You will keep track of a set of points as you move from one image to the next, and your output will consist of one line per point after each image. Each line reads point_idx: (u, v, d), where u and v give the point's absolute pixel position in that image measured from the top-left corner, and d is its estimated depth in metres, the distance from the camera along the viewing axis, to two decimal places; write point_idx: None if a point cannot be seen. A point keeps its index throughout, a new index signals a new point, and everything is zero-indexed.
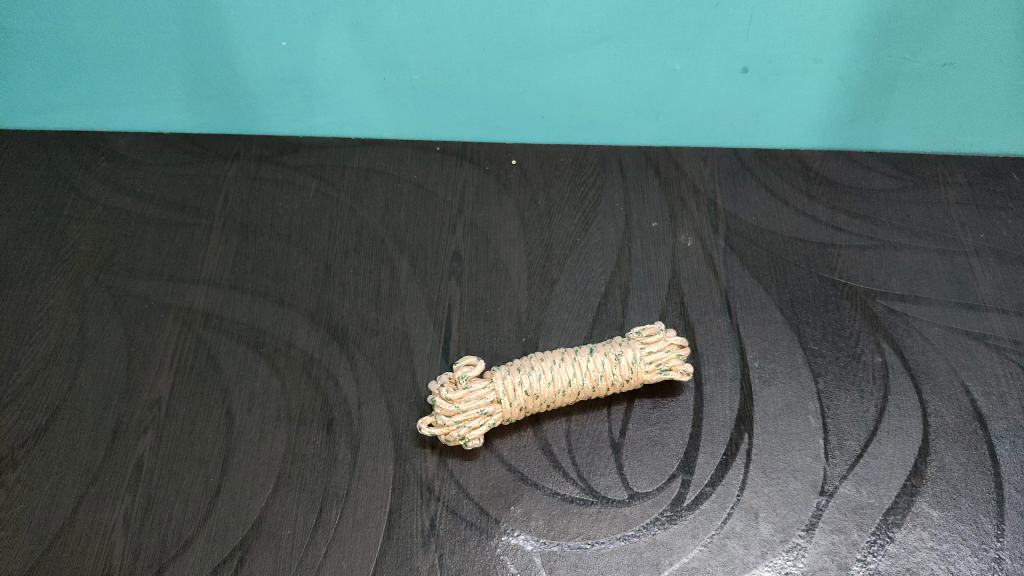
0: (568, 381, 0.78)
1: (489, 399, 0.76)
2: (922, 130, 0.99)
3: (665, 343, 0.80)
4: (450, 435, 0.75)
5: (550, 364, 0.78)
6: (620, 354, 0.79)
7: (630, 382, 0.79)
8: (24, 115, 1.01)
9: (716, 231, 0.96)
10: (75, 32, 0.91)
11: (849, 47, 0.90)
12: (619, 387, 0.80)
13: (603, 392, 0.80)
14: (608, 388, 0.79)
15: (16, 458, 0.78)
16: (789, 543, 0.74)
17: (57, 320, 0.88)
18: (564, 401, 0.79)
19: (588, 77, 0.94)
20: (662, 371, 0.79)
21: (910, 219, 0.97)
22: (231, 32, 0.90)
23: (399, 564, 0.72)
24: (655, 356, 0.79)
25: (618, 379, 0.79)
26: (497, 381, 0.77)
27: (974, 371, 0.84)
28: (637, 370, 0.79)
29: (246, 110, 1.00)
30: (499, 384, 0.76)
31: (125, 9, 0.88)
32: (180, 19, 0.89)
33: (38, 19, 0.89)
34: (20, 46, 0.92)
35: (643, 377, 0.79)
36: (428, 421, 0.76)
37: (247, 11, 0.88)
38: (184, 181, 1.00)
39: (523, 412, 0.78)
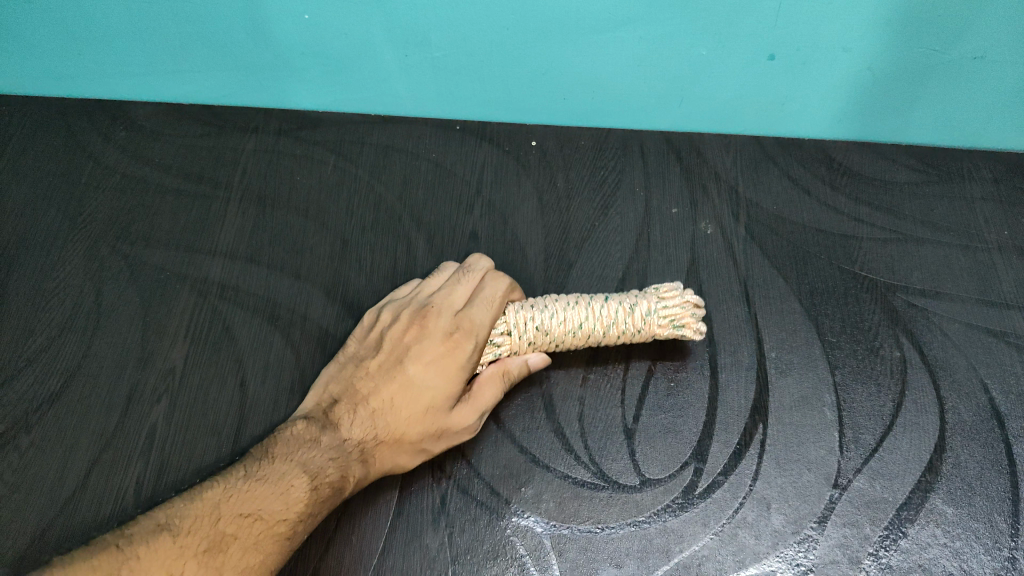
0: (579, 323, 0.80)
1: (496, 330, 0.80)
2: (950, 125, 0.97)
3: (681, 300, 0.80)
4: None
5: (564, 306, 0.81)
6: (634, 305, 0.80)
7: (642, 333, 0.80)
8: (41, 84, 1.00)
9: (737, 219, 0.95)
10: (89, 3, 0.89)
11: (880, 37, 0.86)
12: (632, 338, 0.81)
13: (614, 340, 0.81)
14: (619, 337, 0.81)
15: (29, 423, 0.78)
16: (801, 535, 0.73)
17: (73, 287, 0.88)
18: (573, 344, 0.81)
19: (612, 60, 0.92)
20: (673, 326, 0.80)
21: (933, 213, 0.96)
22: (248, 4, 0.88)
23: (409, 540, 0.72)
24: (669, 310, 0.80)
25: (629, 328, 0.80)
26: (510, 315, 0.80)
27: (993, 369, 0.84)
28: (650, 323, 0.80)
29: (265, 83, 0.98)
30: (511, 317, 0.80)
31: None
32: None
33: None
34: (34, 17, 0.90)
35: (655, 330, 0.80)
36: (527, 362, 0.80)
37: None
38: (203, 151, 0.99)
39: (534, 349, 0.81)
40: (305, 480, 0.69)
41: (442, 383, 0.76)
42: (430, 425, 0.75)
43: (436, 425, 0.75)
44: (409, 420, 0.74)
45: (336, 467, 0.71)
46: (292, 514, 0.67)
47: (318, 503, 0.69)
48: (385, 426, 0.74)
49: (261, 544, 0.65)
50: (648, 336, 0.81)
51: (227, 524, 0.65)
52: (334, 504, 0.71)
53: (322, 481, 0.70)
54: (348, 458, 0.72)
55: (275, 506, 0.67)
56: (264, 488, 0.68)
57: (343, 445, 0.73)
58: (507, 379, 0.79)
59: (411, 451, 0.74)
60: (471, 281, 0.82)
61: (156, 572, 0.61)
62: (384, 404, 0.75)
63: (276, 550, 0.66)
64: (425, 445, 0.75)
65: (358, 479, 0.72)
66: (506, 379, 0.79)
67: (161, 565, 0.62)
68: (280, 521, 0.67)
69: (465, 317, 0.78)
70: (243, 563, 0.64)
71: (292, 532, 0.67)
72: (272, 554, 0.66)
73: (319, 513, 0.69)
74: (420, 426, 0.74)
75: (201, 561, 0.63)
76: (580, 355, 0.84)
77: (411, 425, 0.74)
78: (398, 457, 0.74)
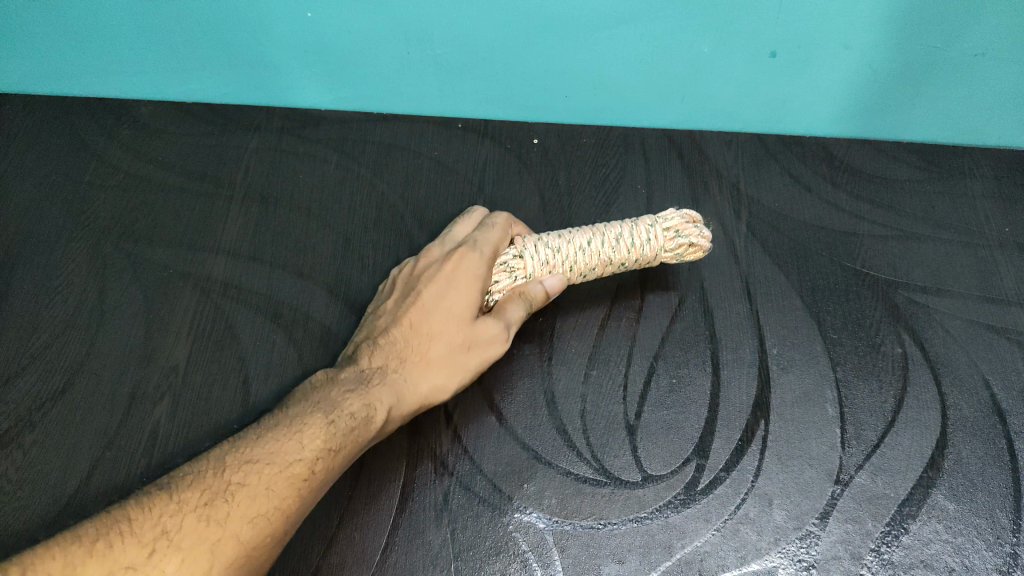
0: (589, 242, 0.83)
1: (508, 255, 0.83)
2: (952, 123, 0.97)
3: (679, 215, 0.85)
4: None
5: (569, 232, 0.84)
6: (636, 223, 0.85)
7: (650, 246, 0.84)
8: (45, 82, 1.01)
9: (738, 217, 0.95)
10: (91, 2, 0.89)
11: (880, 33, 0.87)
12: (642, 252, 0.84)
13: (624, 256, 0.84)
14: (629, 250, 0.84)
15: (33, 420, 0.78)
16: (802, 531, 0.73)
17: (77, 285, 0.88)
18: (588, 265, 0.83)
19: (613, 56, 0.92)
20: (675, 233, 0.84)
21: (934, 210, 0.96)
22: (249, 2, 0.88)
23: (412, 536, 0.72)
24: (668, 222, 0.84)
25: (638, 241, 0.83)
26: (519, 243, 0.84)
27: (994, 365, 0.84)
28: (655, 234, 0.84)
29: (268, 82, 0.98)
30: (521, 244, 0.83)
31: None
32: None
33: None
34: (37, 16, 0.91)
35: (662, 243, 0.84)
36: (544, 281, 0.82)
37: None
38: (205, 150, 1.00)
39: (550, 272, 0.83)
40: (322, 415, 0.68)
41: (460, 304, 0.77)
42: (455, 336, 0.76)
43: (461, 335, 0.76)
44: (432, 335, 0.76)
45: (360, 398, 0.71)
46: (307, 454, 0.65)
47: (347, 433, 0.68)
48: (410, 347, 0.76)
49: (273, 489, 0.63)
50: (655, 247, 0.84)
51: (232, 474, 0.63)
52: (362, 435, 0.69)
53: (343, 412, 0.69)
54: (373, 388, 0.72)
55: (287, 448, 0.65)
56: (273, 434, 0.66)
57: (366, 373, 0.73)
58: (529, 296, 0.81)
59: (441, 367, 0.75)
60: (468, 223, 0.86)
61: (150, 529, 0.59)
62: (405, 330, 0.77)
63: (293, 494, 0.63)
64: (456, 358, 0.75)
65: (390, 402, 0.72)
66: (518, 292, 0.81)
67: (155, 525, 0.59)
68: (293, 463, 0.64)
69: (466, 246, 0.81)
70: (250, 513, 0.61)
71: (309, 472, 0.65)
72: (287, 499, 0.63)
73: (347, 445, 0.68)
74: (444, 339, 0.76)
75: (201, 514, 0.60)
76: (582, 352, 0.84)
77: (435, 342, 0.76)
78: (430, 378, 0.74)
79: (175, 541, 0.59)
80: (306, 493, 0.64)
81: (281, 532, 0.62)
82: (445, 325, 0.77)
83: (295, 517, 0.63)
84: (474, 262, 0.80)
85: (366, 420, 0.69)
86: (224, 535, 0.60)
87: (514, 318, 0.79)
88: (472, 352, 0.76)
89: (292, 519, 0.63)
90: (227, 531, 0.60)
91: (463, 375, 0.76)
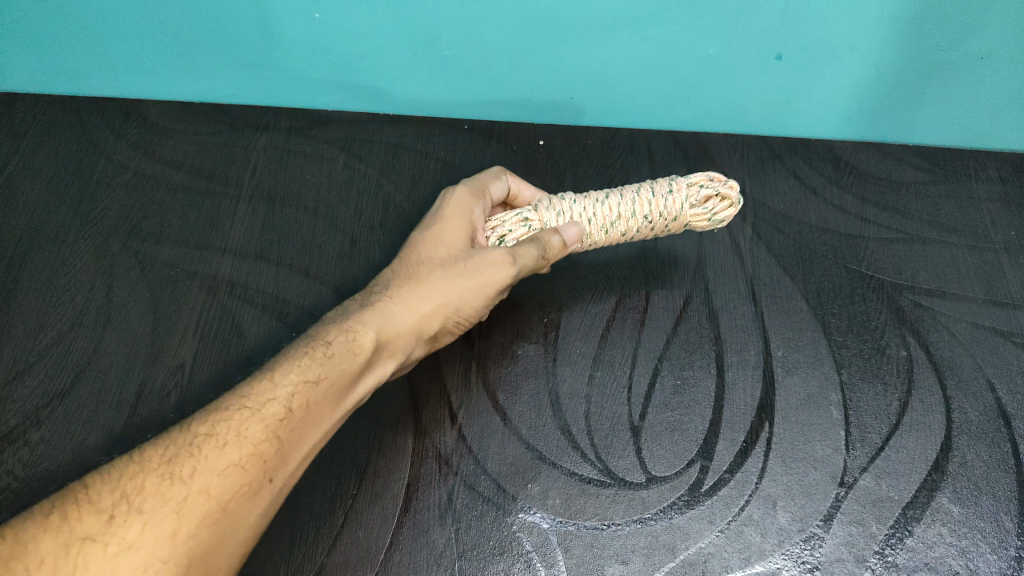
0: (605, 198, 0.80)
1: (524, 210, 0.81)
2: (958, 126, 0.97)
3: (706, 176, 0.80)
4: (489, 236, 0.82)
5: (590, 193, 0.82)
6: (659, 181, 0.81)
7: (671, 198, 0.79)
8: (54, 83, 1.01)
9: (744, 219, 0.95)
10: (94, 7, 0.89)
11: (887, 37, 0.86)
12: (662, 204, 0.79)
13: (646, 210, 0.79)
14: (650, 204, 0.79)
15: (41, 417, 0.79)
16: (806, 533, 0.73)
17: (84, 284, 0.89)
18: (606, 219, 0.80)
19: (619, 58, 0.91)
20: (700, 187, 0.80)
21: (940, 213, 0.96)
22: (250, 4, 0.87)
23: (416, 536, 0.72)
24: (693, 177, 0.80)
25: (657, 194, 0.79)
26: (537, 204, 0.82)
27: (999, 368, 0.84)
28: (677, 186, 0.79)
29: (274, 82, 0.98)
30: (538, 204, 0.81)
31: None
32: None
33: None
34: (41, 21, 0.90)
35: (682, 194, 0.79)
36: (559, 229, 0.78)
37: None
38: (213, 150, 1.00)
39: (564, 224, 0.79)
40: (296, 347, 0.64)
41: (447, 235, 0.77)
42: (445, 261, 0.74)
43: (453, 260, 0.74)
44: (420, 263, 0.74)
45: (338, 327, 0.66)
46: (281, 392, 0.61)
47: (330, 359, 0.64)
48: (398, 276, 0.73)
49: (245, 433, 0.58)
50: (680, 200, 0.79)
51: (199, 424, 0.59)
52: (345, 363, 0.64)
53: (319, 342, 0.65)
54: (358, 314, 0.68)
55: (261, 387, 0.61)
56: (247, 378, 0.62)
57: (348, 306, 0.70)
58: (544, 241, 0.76)
59: (435, 286, 0.72)
60: None
61: (108, 493, 0.54)
62: (393, 266, 0.75)
63: (268, 439, 0.59)
64: (450, 279, 0.73)
65: (378, 322, 0.68)
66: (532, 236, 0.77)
67: (114, 488, 0.54)
68: (267, 402, 0.60)
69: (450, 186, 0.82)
70: (218, 465, 0.57)
71: (284, 413, 0.60)
72: (261, 444, 0.59)
73: (331, 374, 0.63)
74: (433, 266, 0.74)
75: (165, 471, 0.55)
76: (587, 352, 0.84)
77: (425, 268, 0.74)
78: (422, 299, 0.71)
79: (138, 505, 0.54)
80: (283, 434, 0.60)
81: (257, 482, 0.58)
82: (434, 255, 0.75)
83: (272, 464, 0.59)
84: (460, 200, 0.80)
85: (353, 341, 0.66)
86: (192, 490, 0.55)
87: (521, 248, 0.75)
88: (466, 272, 0.73)
89: (268, 468, 0.59)
90: (193, 486, 0.55)
91: (458, 295, 0.73)
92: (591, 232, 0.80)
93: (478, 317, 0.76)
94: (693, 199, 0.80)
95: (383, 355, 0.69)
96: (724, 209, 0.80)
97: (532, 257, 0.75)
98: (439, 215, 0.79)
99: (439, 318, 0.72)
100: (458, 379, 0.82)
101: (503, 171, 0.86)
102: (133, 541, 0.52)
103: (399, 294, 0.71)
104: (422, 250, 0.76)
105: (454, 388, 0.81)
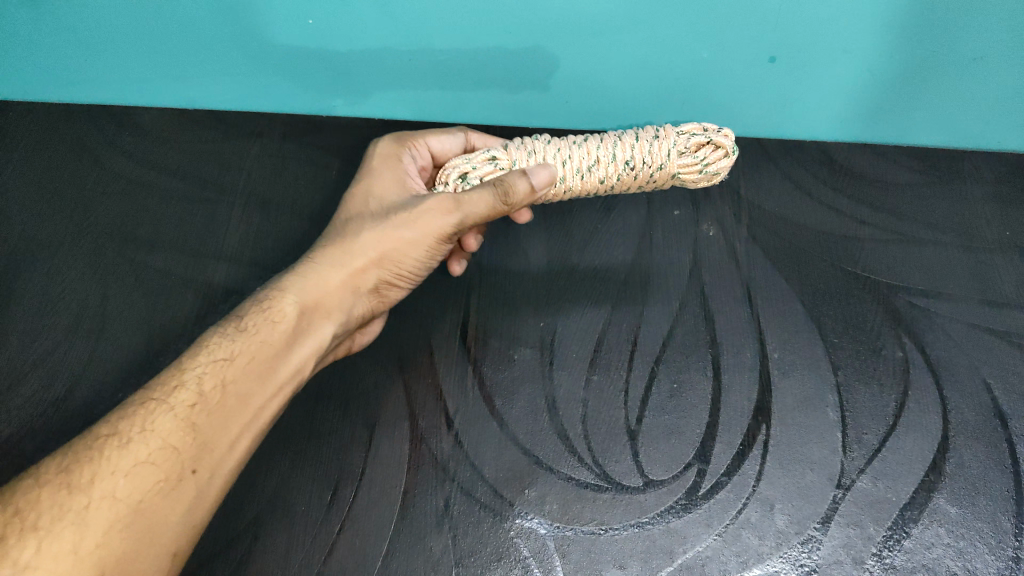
0: (586, 143, 0.80)
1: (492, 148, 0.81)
2: (952, 126, 0.97)
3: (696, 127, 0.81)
4: (452, 172, 0.79)
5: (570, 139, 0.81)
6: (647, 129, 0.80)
7: (659, 142, 0.78)
8: (47, 90, 1.01)
9: (739, 221, 0.95)
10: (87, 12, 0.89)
11: (880, 38, 0.86)
12: (650, 148, 0.78)
13: (628, 154, 0.79)
14: (634, 148, 0.78)
15: (35, 427, 0.78)
16: (804, 535, 0.74)
17: (78, 292, 0.89)
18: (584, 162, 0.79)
19: (613, 61, 0.91)
20: (691, 134, 0.79)
21: (934, 214, 0.96)
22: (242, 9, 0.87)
23: (412, 542, 0.73)
24: (686, 126, 0.80)
25: (645, 138, 0.79)
26: (511, 148, 0.81)
27: (996, 368, 0.84)
28: (665, 132, 0.79)
29: (266, 88, 0.98)
30: (512, 148, 0.81)
31: None
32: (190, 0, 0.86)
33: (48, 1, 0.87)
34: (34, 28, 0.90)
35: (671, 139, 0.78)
36: (526, 171, 0.75)
37: None
38: (207, 157, 1.00)
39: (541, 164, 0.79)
40: (206, 336, 0.70)
41: (378, 191, 0.81)
42: (369, 218, 0.78)
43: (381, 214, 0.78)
44: (345, 226, 0.79)
45: (256, 306, 0.72)
46: (188, 382, 0.66)
47: (241, 341, 0.69)
48: (325, 242, 0.78)
49: (156, 427, 0.63)
50: (667, 147, 0.78)
51: (102, 426, 0.63)
52: (259, 339, 0.70)
53: (229, 328, 0.70)
54: (277, 287, 0.73)
55: (175, 376, 0.66)
56: (163, 370, 0.67)
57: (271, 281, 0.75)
58: (509, 184, 0.74)
59: (360, 242, 0.76)
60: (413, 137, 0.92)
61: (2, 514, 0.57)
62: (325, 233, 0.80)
63: (183, 430, 0.64)
64: (379, 232, 0.76)
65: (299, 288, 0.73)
66: (496, 179, 0.75)
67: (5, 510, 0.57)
68: (175, 393, 0.65)
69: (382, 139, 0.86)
70: (124, 466, 0.61)
71: (193, 399, 0.65)
72: (172, 435, 0.63)
73: (252, 347, 0.69)
74: (356, 226, 0.78)
75: (63, 482, 0.59)
76: (583, 356, 0.84)
77: (349, 229, 0.78)
78: (352, 256, 0.76)
79: (34, 522, 0.57)
80: (199, 420, 0.65)
81: (176, 477, 0.63)
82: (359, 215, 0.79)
83: (191, 453, 0.64)
84: (388, 154, 0.84)
85: (272, 314, 0.71)
86: (94, 497, 0.59)
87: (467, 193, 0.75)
88: (405, 221, 0.76)
89: (187, 459, 0.64)
90: (94, 494, 0.59)
91: (392, 246, 0.76)
92: (565, 175, 0.80)
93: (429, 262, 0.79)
94: (682, 146, 0.79)
95: (320, 314, 0.73)
96: (717, 158, 0.80)
97: (484, 204, 0.74)
98: (371, 172, 0.83)
99: (375, 271, 0.76)
100: (454, 385, 0.82)
101: (465, 128, 0.91)
102: (30, 561, 0.55)
103: (330, 255, 0.76)
104: (349, 213, 0.80)
105: (450, 393, 0.81)
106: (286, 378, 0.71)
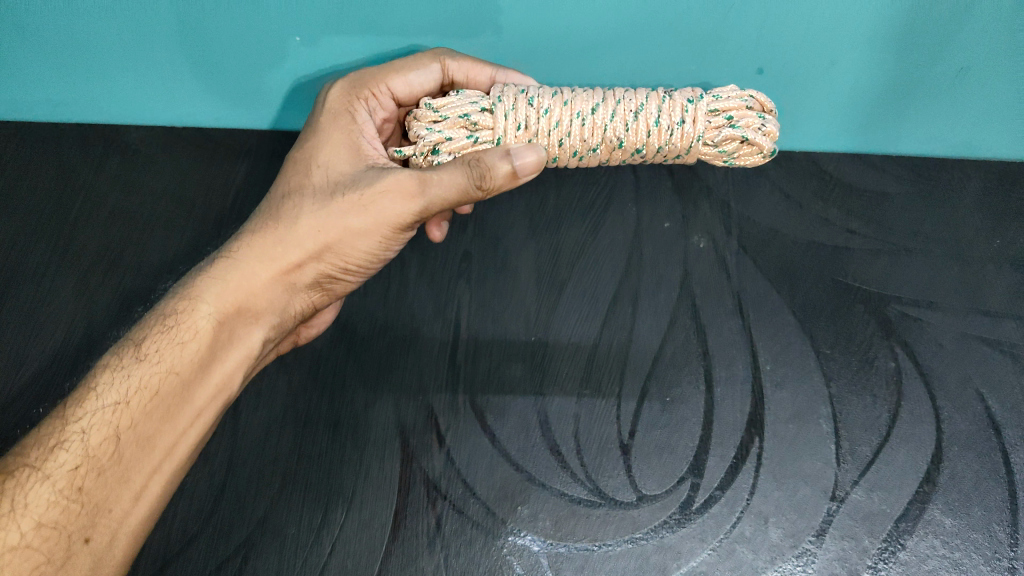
0: (592, 112, 0.76)
1: (474, 109, 0.76)
2: (938, 136, 0.96)
3: (733, 101, 0.76)
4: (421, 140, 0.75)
5: (573, 95, 0.76)
6: (672, 97, 0.75)
7: (682, 128, 0.75)
8: (33, 111, 1.00)
9: (729, 233, 0.94)
10: (72, 38, 0.88)
11: (864, 54, 0.86)
12: (670, 133, 0.76)
13: (641, 138, 0.76)
14: (650, 132, 0.76)
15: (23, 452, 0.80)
16: (799, 548, 0.74)
17: (63, 319, 0.89)
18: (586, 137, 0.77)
19: (601, 74, 0.91)
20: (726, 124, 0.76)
21: (923, 226, 0.95)
22: (226, 30, 0.86)
23: (405, 564, 0.74)
24: (718, 105, 0.75)
25: (666, 122, 0.75)
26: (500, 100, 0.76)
27: (988, 378, 0.84)
28: (691, 114, 0.75)
29: (251, 106, 0.97)
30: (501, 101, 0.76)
31: (118, 15, 0.86)
32: (177, 24, 0.86)
33: (34, 29, 0.87)
34: (20, 53, 0.90)
35: (698, 126, 0.75)
36: (511, 154, 0.71)
37: (243, 17, 0.85)
38: (195, 179, 0.99)
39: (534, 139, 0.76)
40: (98, 376, 0.69)
41: (324, 156, 0.78)
42: (304, 201, 0.76)
43: (325, 191, 0.76)
44: (280, 208, 0.76)
45: (162, 329, 0.71)
46: (70, 443, 0.65)
47: (136, 382, 0.68)
48: (256, 229, 0.76)
49: (31, 504, 0.62)
50: (690, 133, 0.76)
51: None
52: (156, 377, 0.69)
53: (120, 367, 0.69)
54: (192, 299, 0.72)
55: (57, 434, 0.65)
56: (43, 424, 0.66)
57: (185, 287, 0.74)
58: (489, 167, 0.70)
59: (297, 229, 0.74)
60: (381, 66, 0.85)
61: None
62: (261, 211, 0.78)
63: (63, 503, 0.64)
64: (320, 218, 0.74)
65: (220, 296, 0.73)
66: (472, 158, 0.71)
67: None
68: (51, 459, 0.64)
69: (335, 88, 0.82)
70: None
71: (76, 462, 0.65)
72: (50, 511, 0.63)
73: (152, 383, 0.69)
74: (291, 211, 0.75)
75: None
76: (575, 372, 0.83)
77: (285, 212, 0.76)
78: (287, 248, 0.74)
79: None
80: (87, 485, 0.65)
81: (63, 553, 0.63)
82: (297, 192, 0.76)
83: (79, 524, 0.64)
84: (336, 112, 0.80)
85: (178, 340, 0.70)
86: None
87: (438, 175, 0.71)
88: (357, 207, 0.74)
89: (74, 531, 0.64)
90: None
91: (338, 235, 0.74)
92: (565, 150, 0.78)
93: (392, 241, 0.77)
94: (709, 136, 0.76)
95: (244, 322, 0.74)
96: (748, 152, 0.78)
97: (454, 186, 0.71)
98: (318, 133, 0.80)
99: (312, 265, 0.75)
100: (445, 403, 0.81)
101: (440, 57, 0.82)
102: None
103: (263, 247, 0.75)
104: (288, 187, 0.77)
105: (441, 411, 0.81)
106: (205, 401, 0.71)
